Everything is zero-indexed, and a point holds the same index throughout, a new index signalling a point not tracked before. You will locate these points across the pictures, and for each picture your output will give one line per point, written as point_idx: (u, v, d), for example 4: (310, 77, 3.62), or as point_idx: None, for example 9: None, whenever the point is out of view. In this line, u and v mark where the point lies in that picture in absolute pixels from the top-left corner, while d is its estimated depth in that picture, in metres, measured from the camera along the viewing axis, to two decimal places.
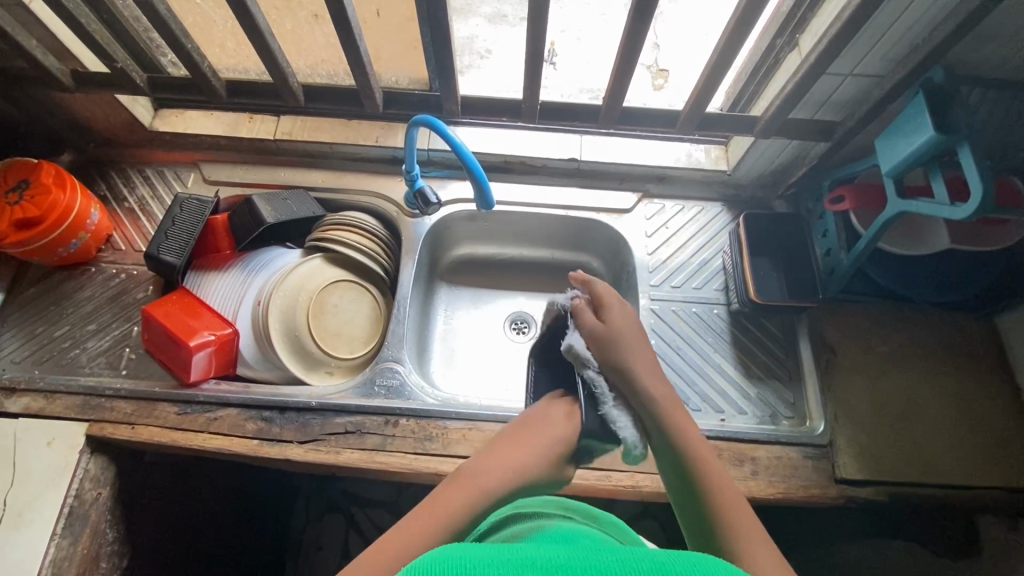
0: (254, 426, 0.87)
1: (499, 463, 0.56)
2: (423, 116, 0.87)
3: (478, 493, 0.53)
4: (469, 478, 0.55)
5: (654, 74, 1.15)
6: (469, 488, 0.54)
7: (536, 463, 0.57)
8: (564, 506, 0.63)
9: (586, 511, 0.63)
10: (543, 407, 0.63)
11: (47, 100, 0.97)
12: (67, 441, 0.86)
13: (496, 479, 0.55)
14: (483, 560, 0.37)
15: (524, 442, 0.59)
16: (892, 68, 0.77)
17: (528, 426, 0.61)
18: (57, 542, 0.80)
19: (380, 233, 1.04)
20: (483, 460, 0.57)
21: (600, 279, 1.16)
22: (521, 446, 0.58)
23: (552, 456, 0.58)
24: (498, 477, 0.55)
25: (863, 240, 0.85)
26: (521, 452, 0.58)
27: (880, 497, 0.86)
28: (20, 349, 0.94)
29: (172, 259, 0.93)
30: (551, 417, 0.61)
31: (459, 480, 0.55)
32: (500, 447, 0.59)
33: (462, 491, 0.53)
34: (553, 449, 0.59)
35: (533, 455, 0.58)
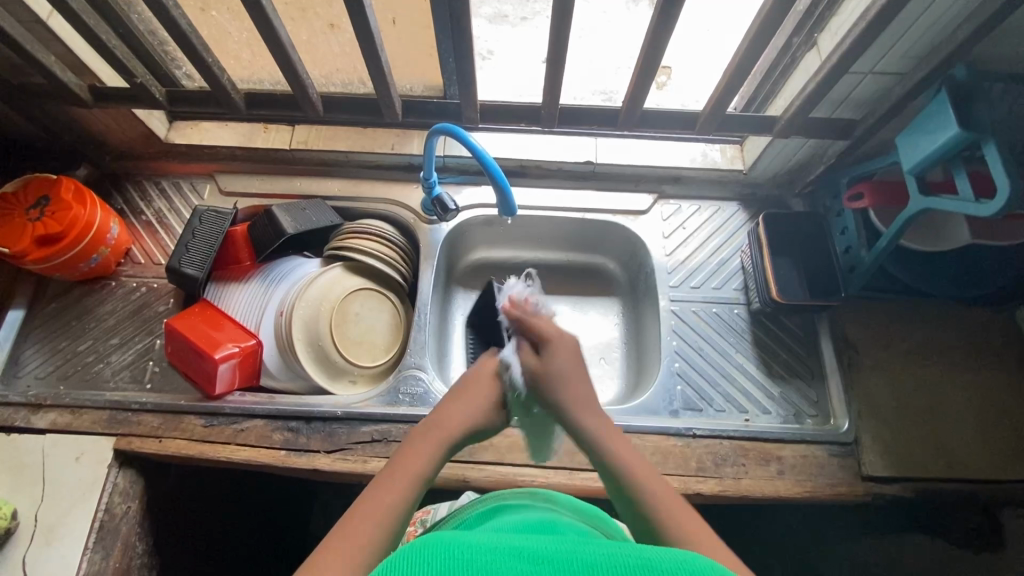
0: (281, 437, 0.88)
1: (447, 417, 0.65)
2: (443, 124, 0.87)
3: (433, 450, 0.61)
4: (423, 435, 0.62)
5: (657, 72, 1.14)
6: (427, 445, 0.61)
7: (479, 410, 0.67)
8: (545, 498, 0.64)
9: (572, 503, 0.64)
10: (476, 368, 0.72)
11: (64, 115, 0.97)
12: (96, 456, 0.86)
13: (447, 432, 0.63)
14: (470, 545, 0.41)
15: (463, 397, 0.68)
16: (914, 65, 0.77)
17: (465, 385, 0.69)
18: (89, 557, 0.81)
19: (399, 240, 1.04)
20: (430, 420, 0.65)
21: (616, 280, 1.16)
22: (460, 401, 0.67)
23: (491, 404, 0.68)
24: (447, 428, 0.64)
25: (885, 237, 0.85)
26: (459, 405, 0.66)
27: (907, 494, 0.86)
28: (45, 365, 0.94)
29: (194, 272, 0.93)
30: (477, 378, 0.70)
31: (416, 440, 0.62)
32: (442, 406, 0.67)
33: (422, 449, 0.60)
34: (485, 397, 0.68)
35: (470, 405, 0.67)
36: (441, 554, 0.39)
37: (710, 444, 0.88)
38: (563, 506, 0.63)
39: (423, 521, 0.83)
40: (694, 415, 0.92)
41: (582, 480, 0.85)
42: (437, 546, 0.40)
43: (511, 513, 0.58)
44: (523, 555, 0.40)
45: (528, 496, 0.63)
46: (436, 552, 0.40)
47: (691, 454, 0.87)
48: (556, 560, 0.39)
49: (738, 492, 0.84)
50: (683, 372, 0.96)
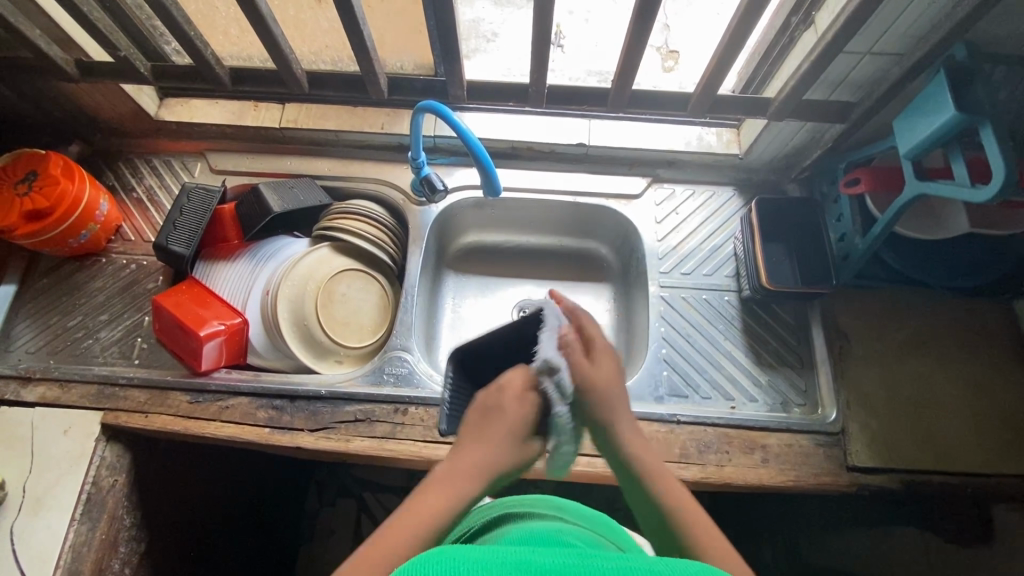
0: (265, 414, 0.88)
1: (466, 462, 0.55)
2: (428, 102, 0.85)
3: (460, 495, 0.53)
4: (445, 476, 0.54)
5: (665, 56, 1.12)
6: (442, 497, 0.52)
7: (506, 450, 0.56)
8: (556, 506, 0.64)
9: (581, 510, 0.65)
10: (497, 385, 0.60)
11: (53, 90, 0.96)
12: (83, 430, 0.87)
13: (465, 477, 0.54)
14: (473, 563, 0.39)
15: (486, 432, 0.57)
16: (913, 45, 0.74)
17: (487, 415, 0.58)
18: (76, 528, 0.82)
19: (387, 221, 1.03)
20: (444, 466, 0.55)
21: (608, 265, 1.15)
22: (483, 436, 0.57)
23: (517, 440, 0.57)
24: (463, 472, 0.54)
25: (879, 225, 0.83)
26: (479, 444, 0.56)
27: (893, 485, 0.85)
28: (35, 339, 0.95)
29: (181, 249, 0.93)
30: (490, 413, 0.58)
31: (429, 486, 0.53)
32: (463, 441, 0.57)
33: (435, 497, 0.52)
34: (507, 434, 0.57)
35: (491, 444, 0.56)
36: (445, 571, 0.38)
37: (694, 430, 0.88)
38: (569, 510, 0.64)
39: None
40: (679, 401, 0.91)
41: None
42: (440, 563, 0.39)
43: (512, 521, 0.59)
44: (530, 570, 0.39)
45: (535, 502, 0.64)
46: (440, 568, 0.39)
47: (675, 440, 0.86)
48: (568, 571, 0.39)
49: (720, 479, 0.84)
50: (669, 358, 0.95)
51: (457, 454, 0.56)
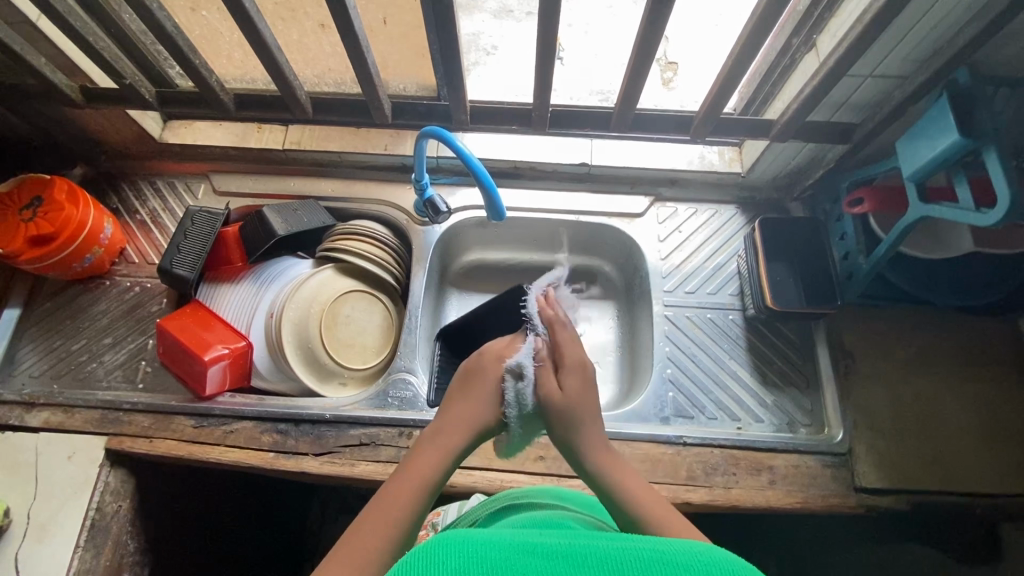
0: (269, 438, 0.88)
1: (452, 420, 0.62)
2: (432, 127, 0.85)
3: (448, 452, 0.59)
4: (432, 438, 0.60)
5: (664, 68, 1.12)
6: (435, 447, 0.59)
7: (484, 405, 0.64)
8: (558, 496, 0.64)
9: (585, 500, 0.66)
10: (477, 353, 0.70)
11: (57, 115, 0.97)
12: (86, 455, 0.87)
13: (455, 426, 0.61)
14: (486, 544, 0.39)
15: (470, 393, 0.64)
16: (916, 68, 0.74)
17: (470, 378, 0.66)
18: (80, 555, 0.82)
19: (390, 242, 1.03)
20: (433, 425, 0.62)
21: (611, 283, 1.15)
22: (466, 399, 0.64)
23: (492, 394, 0.65)
24: (451, 426, 0.61)
25: (883, 245, 0.84)
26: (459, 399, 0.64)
27: (902, 506, 0.84)
28: (39, 363, 0.95)
29: (185, 272, 0.93)
30: (473, 379, 0.66)
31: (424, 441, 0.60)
32: (447, 407, 0.64)
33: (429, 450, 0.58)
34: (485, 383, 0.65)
35: (469, 396, 0.64)
36: (457, 554, 0.38)
37: (700, 452, 0.87)
38: (572, 500, 0.64)
39: (433, 525, 0.84)
40: (685, 422, 0.91)
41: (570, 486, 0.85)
42: (454, 547, 0.38)
43: (518, 509, 0.60)
44: (537, 551, 0.39)
45: (536, 493, 0.65)
46: (454, 552, 0.38)
47: (681, 462, 0.86)
48: (571, 554, 0.39)
49: (728, 501, 0.83)
50: (675, 378, 0.95)
51: (444, 416, 0.63)
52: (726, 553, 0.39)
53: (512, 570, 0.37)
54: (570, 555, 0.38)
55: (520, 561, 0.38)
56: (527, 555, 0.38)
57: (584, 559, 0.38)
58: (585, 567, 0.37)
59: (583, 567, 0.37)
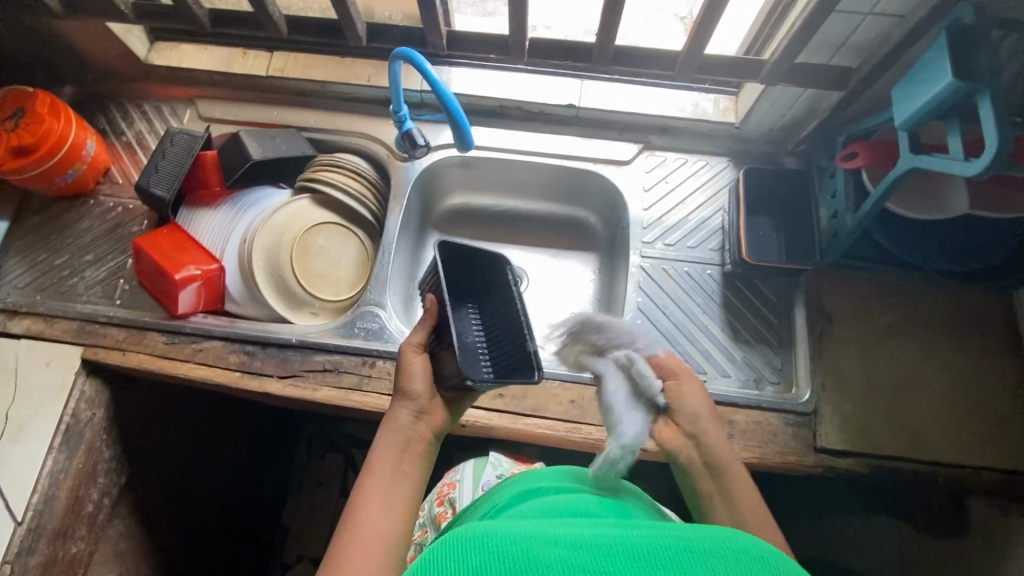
0: (236, 358, 0.90)
1: (392, 430, 0.63)
2: (402, 47, 0.82)
3: (394, 455, 0.61)
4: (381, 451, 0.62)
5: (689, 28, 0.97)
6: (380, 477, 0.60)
7: (410, 396, 0.66)
8: (575, 478, 0.61)
9: (613, 484, 0.63)
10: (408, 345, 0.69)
11: (41, 27, 0.96)
12: (63, 363, 0.90)
13: (398, 442, 0.62)
14: (506, 536, 0.42)
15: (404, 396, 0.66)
16: (916, 4, 0.68)
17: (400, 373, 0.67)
18: (54, 456, 0.86)
19: (369, 176, 1.02)
20: (378, 443, 0.63)
21: (595, 234, 1.13)
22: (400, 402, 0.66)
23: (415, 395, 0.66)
24: (395, 440, 0.63)
25: (869, 201, 0.80)
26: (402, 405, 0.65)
27: (862, 470, 0.83)
28: (23, 275, 0.98)
29: (161, 193, 0.93)
30: (405, 385, 0.66)
31: (377, 459, 0.61)
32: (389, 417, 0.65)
33: (377, 476, 0.60)
34: (422, 385, 0.66)
35: (408, 399, 0.65)
36: (480, 550, 0.41)
37: None
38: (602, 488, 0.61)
39: (451, 501, 0.86)
40: None
41: (527, 424, 0.86)
42: (476, 542, 0.42)
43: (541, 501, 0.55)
44: (558, 539, 0.42)
45: (559, 476, 0.61)
46: (478, 548, 0.41)
47: None
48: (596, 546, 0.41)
49: None
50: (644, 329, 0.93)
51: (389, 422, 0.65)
52: (746, 535, 0.42)
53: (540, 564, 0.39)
54: (595, 548, 0.40)
55: (549, 551, 0.40)
56: (552, 545, 0.41)
57: (611, 552, 0.40)
58: (609, 556, 0.40)
59: (604, 558, 0.40)
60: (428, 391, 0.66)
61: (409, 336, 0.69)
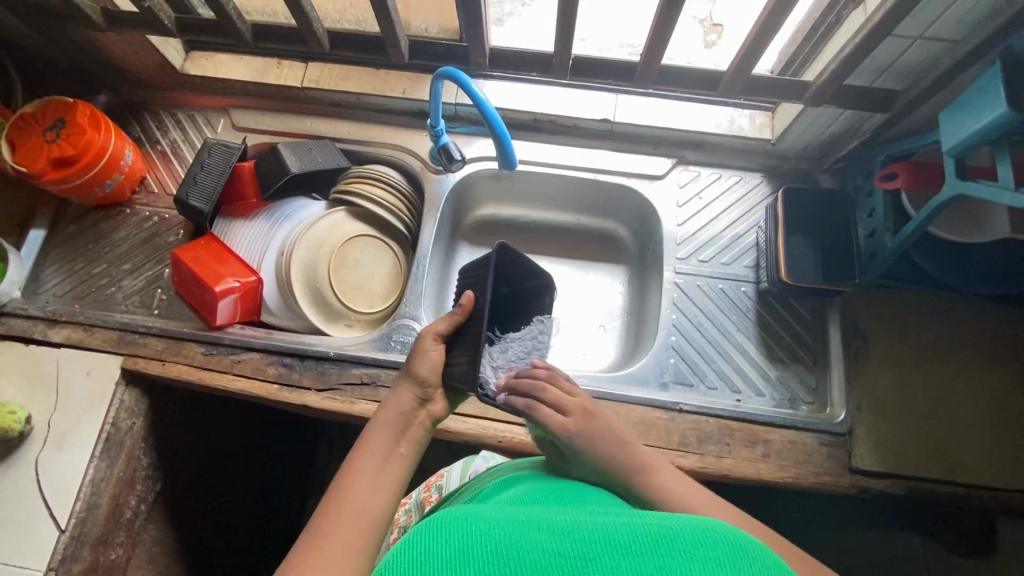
0: (275, 371, 0.91)
1: (391, 411, 0.62)
2: (447, 67, 0.83)
3: (390, 439, 0.59)
4: (378, 430, 0.60)
5: (707, 29, 0.97)
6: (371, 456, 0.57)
7: (415, 381, 0.64)
8: (559, 467, 0.66)
9: None
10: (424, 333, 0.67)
11: (81, 37, 0.96)
12: (103, 373, 0.91)
13: (394, 423, 0.61)
14: (490, 524, 0.41)
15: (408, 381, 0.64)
16: (969, 31, 0.68)
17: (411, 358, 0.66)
18: (95, 464, 0.87)
19: (402, 188, 1.03)
20: (375, 424, 0.61)
21: (625, 247, 1.13)
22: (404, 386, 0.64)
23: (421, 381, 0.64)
24: (393, 422, 0.61)
25: (911, 224, 0.80)
26: (404, 387, 0.63)
27: (897, 491, 0.83)
28: (62, 284, 0.99)
29: (200, 204, 0.94)
30: (414, 369, 0.64)
31: (371, 438, 0.59)
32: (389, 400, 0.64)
33: (367, 452, 0.58)
34: (430, 370, 0.65)
35: (412, 384, 0.64)
36: (462, 534, 0.40)
37: (696, 420, 0.87)
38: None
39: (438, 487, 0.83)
40: (684, 390, 0.90)
41: None
42: (461, 527, 0.41)
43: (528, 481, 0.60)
44: (543, 526, 0.41)
45: (544, 465, 0.66)
46: (460, 532, 0.40)
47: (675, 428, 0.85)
48: (578, 532, 0.40)
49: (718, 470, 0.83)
50: (678, 346, 0.93)
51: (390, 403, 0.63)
52: (732, 529, 0.41)
53: (519, 553, 0.38)
54: (575, 534, 0.39)
55: (530, 538, 0.39)
56: (534, 533, 0.40)
57: (591, 538, 0.39)
58: (588, 539, 0.39)
59: (586, 545, 0.38)
60: (436, 381, 0.65)
61: (432, 323, 0.68)
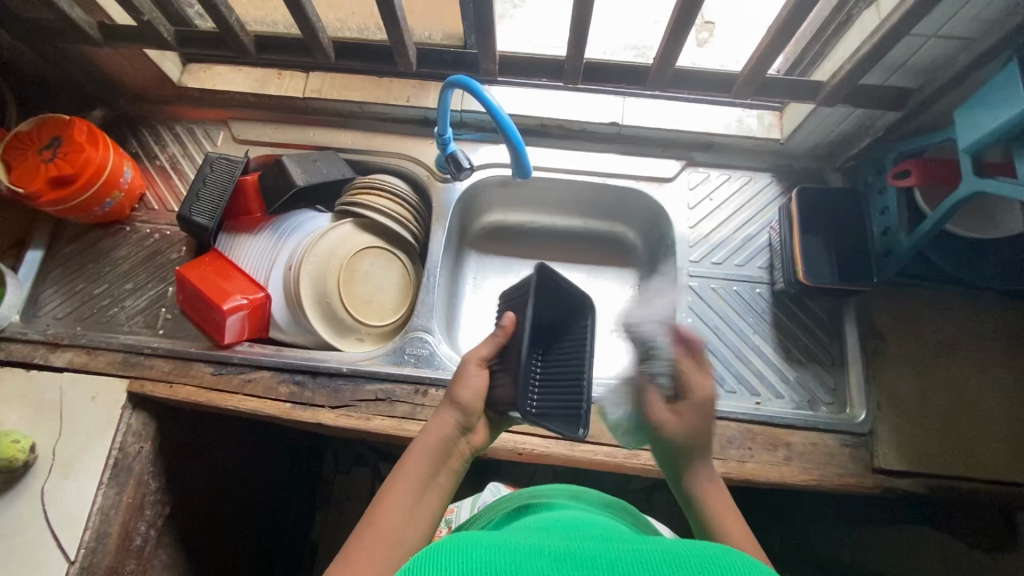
0: (287, 389, 0.89)
1: (432, 435, 0.60)
2: (458, 76, 0.81)
3: (430, 466, 0.58)
4: (418, 455, 0.58)
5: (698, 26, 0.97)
6: (412, 482, 0.56)
7: (456, 407, 0.62)
8: (575, 494, 0.61)
9: (598, 499, 0.63)
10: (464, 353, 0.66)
11: (76, 52, 0.94)
12: (109, 397, 0.89)
13: (434, 447, 0.59)
14: (491, 548, 0.37)
15: (450, 406, 0.62)
16: (986, 29, 0.68)
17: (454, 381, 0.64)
18: (104, 492, 0.85)
19: (410, 198, 1.01)
20: (415, 447, 0.59)
21: (634, 250, 1.12)
22: (446, 412, 0.62)
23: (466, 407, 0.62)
24: (433, 446, 0.59)
25: (927, 222, 0.79)
26: (446, 412, 0.61)
27: (920, 490, 0.82)
28: (62, 306, 0.96)
29: (204, 221, 0.92)
30: (457, 395, 0.62)
31: (413, 462, 0.58)
32: (431, 422, 0.61)
33: (407, 476, 0.56)
34: (472, 397, 0.62)
35: (454, 409, 0.62)
36: (460, 559, 0.36)
37: (718, 425, 0.86)
38: (591, 504, 0.60)
39: (448, 522, 0.86)
40: None
41: (584, 451, 0.85)
42: (456, 549, 0.37)
43: (540, 512, 0.55)
44: (546, 554, 0.37)
45: (556, 493, 0.60)
46: (457, 556, 0.36)
47: None
48: (581, 558, 0.37)
49: (742, 475, 0.82)
50: None
51: (432, 425, 0.61)
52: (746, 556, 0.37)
53: None
54: (578, 559, 0.36)
55: (530, 565, 0.36)
56: (534, 558, 0.36)
57: (596, 568, 0.35)
58: (593, 570, 0.35)
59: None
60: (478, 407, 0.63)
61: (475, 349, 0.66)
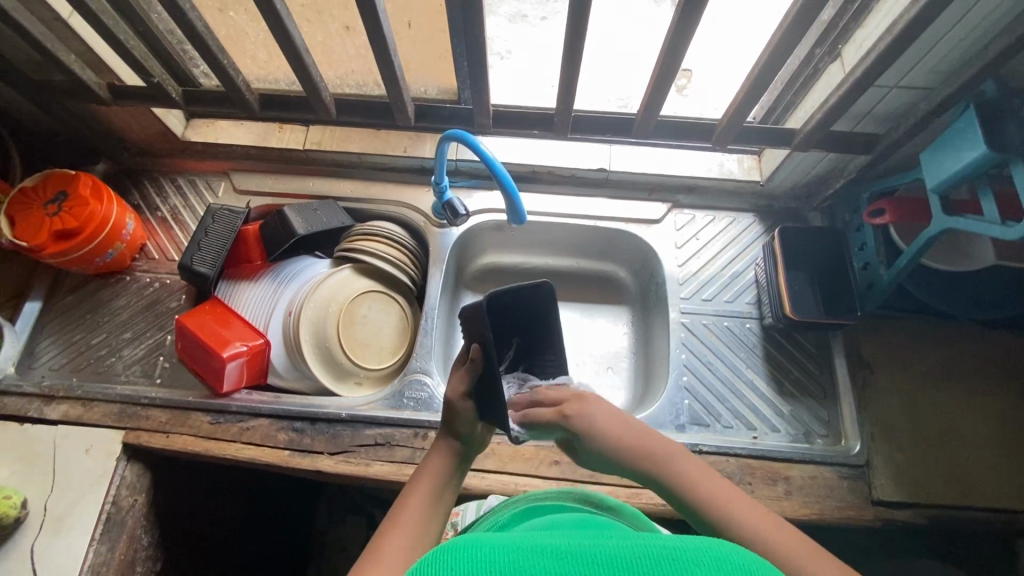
0: (285, 437, 0.88)
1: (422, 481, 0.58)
2: (455, 130, 0.86)
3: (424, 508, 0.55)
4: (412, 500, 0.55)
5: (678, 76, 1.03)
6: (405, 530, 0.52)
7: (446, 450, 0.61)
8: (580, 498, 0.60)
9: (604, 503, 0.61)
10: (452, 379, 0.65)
11: (85, 111, 0.98)
12: (104, 449, 0.88)
13: (427, 490, 0.57)
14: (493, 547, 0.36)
15: (439, 451, 0.61)
16: (942, 80, 0.74)
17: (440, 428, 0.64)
18: (95, 548, 0.82)
19: (408, 243, 1.04)
20: (422, 467, 0.60)
21: (626, 288, 1.15)
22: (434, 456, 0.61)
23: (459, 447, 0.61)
24: (441, 465, 0.60)
25: (904, 256, 0.83)
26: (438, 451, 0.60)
27: (920, 521, 0.83)
28: (58, 357, 0.96)
29: (205, 270, 0.94)
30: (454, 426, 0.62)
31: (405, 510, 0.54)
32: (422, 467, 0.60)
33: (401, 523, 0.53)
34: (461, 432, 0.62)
35: (447, 446, 0.61)
36: (461, 561, 0.35)
37: (717, 461, 0.86)
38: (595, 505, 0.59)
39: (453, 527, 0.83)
40: (701, 430, 0.91)
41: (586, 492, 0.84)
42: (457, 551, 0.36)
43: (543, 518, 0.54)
44: (546, 550, 0.36)
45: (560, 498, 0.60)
46: (457, 558, 0.35)
47: None
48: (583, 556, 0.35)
49: None
50: (690, 386, 0.94)
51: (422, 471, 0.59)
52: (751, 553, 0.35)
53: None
54: (578, 557, 0.35)
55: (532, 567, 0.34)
56: (534, 557, 0.35)
57: (591, 561, 0.34)
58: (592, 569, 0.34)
59: (584, 569, 0.34)
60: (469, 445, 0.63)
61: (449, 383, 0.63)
